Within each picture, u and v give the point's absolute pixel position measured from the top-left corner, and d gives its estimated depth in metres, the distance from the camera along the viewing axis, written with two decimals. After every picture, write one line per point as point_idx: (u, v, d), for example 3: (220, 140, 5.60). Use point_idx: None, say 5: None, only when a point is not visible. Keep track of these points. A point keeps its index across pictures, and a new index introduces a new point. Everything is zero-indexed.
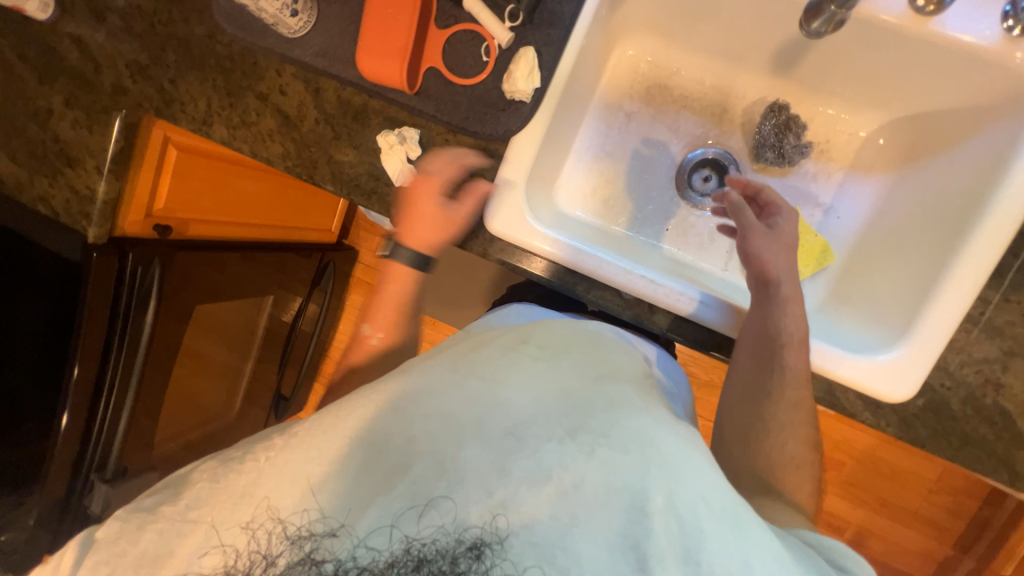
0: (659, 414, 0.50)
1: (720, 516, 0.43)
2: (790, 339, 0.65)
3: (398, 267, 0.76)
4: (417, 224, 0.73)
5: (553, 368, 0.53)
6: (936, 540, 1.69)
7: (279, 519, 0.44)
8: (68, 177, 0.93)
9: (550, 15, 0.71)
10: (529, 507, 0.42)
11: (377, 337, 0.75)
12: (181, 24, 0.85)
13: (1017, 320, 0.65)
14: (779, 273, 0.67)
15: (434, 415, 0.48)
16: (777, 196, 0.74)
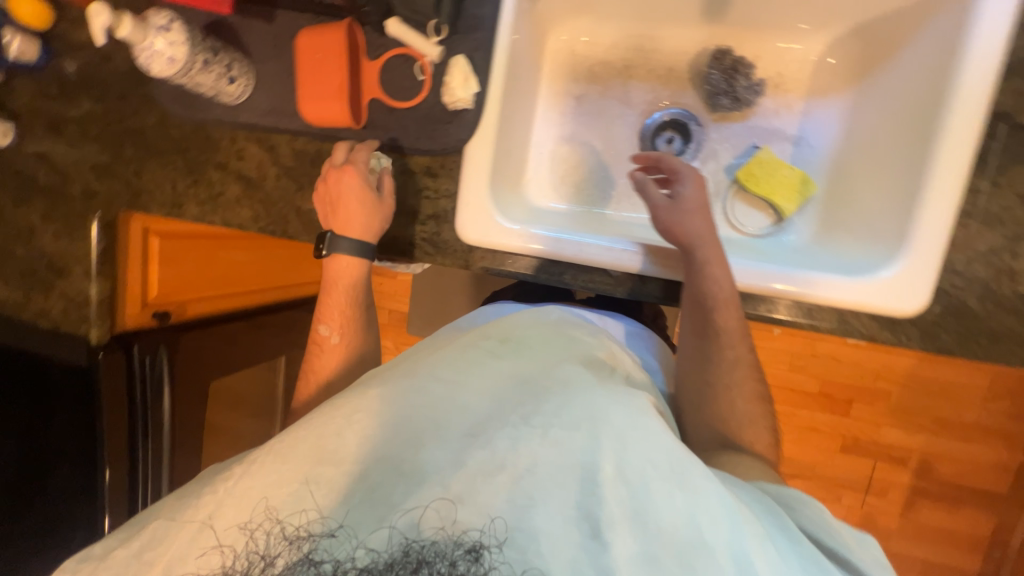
0: (612, 388, 0.51)
1: (665, 474, 0.43)
2: (717, 301, 0.67)
3: (347, 256, 0.74)
4: (343, 210, 0.72)
5: (508, 363, 0.55)
6: (1005, 448, 1.62)
7: (273, 516, 0.43)
8: (61, 288, 0.95)
9: (473, 21, 0.72)
10: (487, 496, 0.42)
11: (335, 335, 0.77)
12: (132, 117, 0.88)
13: (1017, 202, 0.62)
14: (693, 239, 0.68)
15: (396, 422, 0.48)
16: (676, 163, 0.73)
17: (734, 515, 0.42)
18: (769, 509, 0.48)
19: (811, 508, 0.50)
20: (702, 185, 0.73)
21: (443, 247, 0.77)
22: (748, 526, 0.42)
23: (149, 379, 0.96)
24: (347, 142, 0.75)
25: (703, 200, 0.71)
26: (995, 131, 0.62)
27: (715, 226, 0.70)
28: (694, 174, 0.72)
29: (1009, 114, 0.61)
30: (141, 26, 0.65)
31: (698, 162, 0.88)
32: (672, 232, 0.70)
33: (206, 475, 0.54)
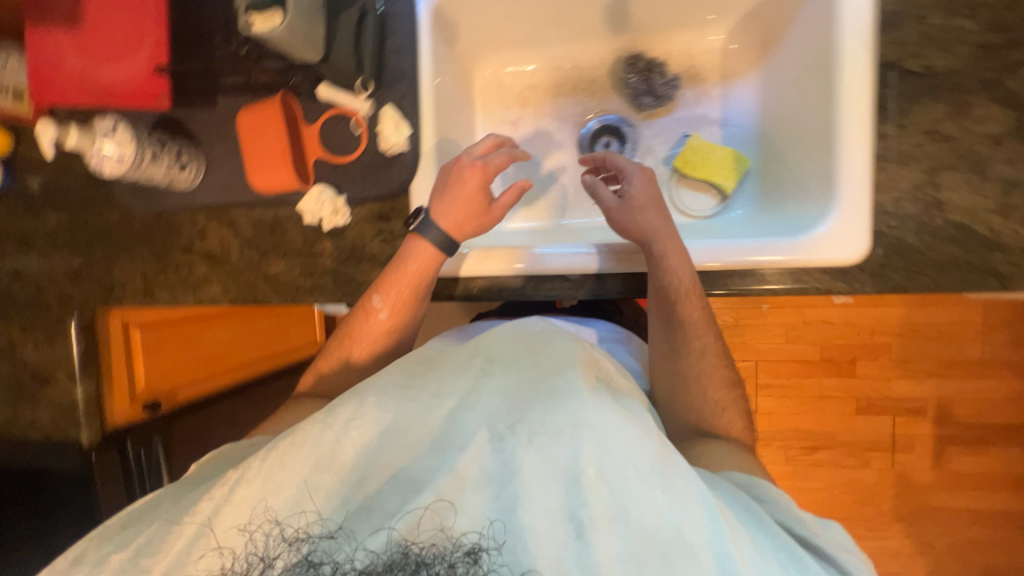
0: (597, 394, 0.49)
1: (646, 475, 0.45)
2: (679, 294, 0.69)
3: (425, 247, 0.72)
4: (450, 205, 0.72)
5: (500, 374, 0.53)
6: (1016, 378, 1.61)
7: (276, 517, 0.46)
8: (49, 395, 0.95)
9: (395, 72, 0.77)
10: (477, 505, 0.44)
11: (385, 313, 0.74)
12: (97, 219, 0.91)
13: (924, 138, 0.65)
14: (649, 234, 0.70)
15: (387, 440, 0.49)
16: (619, 160, 0.76)
17: (712, 513, 0.44)
18: (743, 508, 0.52)
19: (777, 497, 0.55)
20: (649, 179, 0.75)
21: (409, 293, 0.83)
22: (725, 524, 0.44)
23: (147, 467, 1.06)
24: (319, 184, 0.79)
25: (652, 195, 0.73)
26: (886, 80, 0.66)
27: (670, 219, 0.72)
28: (639, 169, 0.75)
29: (895, 63, 0.66)
30: (87, 134, 0.70)
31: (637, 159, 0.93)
32: (630, 231, 0.72)
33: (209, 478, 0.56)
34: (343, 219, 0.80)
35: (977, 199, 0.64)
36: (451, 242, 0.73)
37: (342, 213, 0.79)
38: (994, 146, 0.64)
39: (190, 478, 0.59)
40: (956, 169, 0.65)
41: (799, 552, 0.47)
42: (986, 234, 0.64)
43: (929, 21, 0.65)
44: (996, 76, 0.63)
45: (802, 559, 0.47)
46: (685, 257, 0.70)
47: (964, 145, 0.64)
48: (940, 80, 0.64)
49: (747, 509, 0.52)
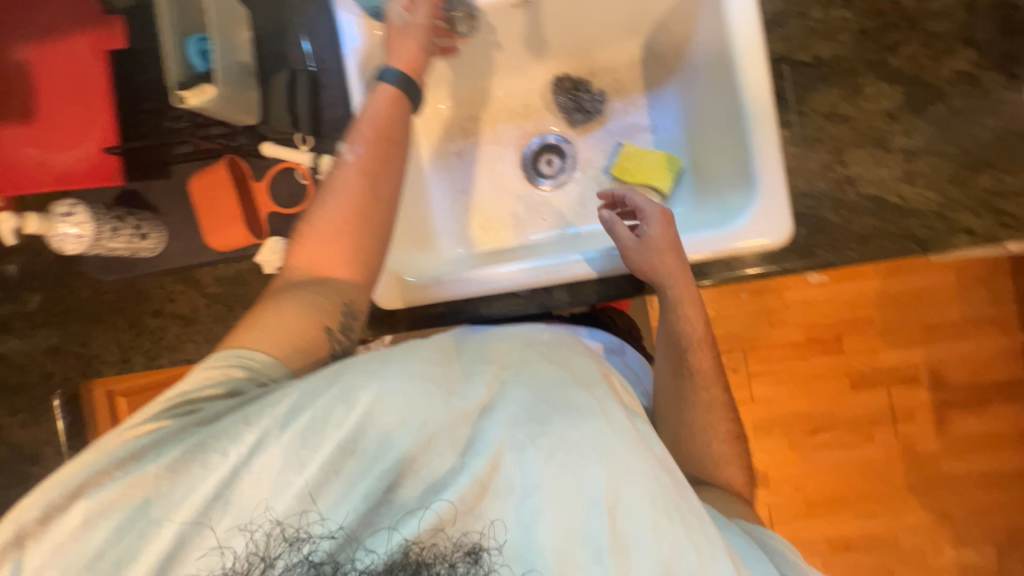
0: (617, 418, 0.51)
1: (660, 510, 0.48)
2: (692, 342, 0.77)
3: (388, 87, 0.74)
4: (403, 53, 0.75)
5: (533, 373, 0.52)
6: (1000, 333, 1.62)
7: (294, 497, 0.46)
8: (36, 474, 0.98)
9: (332, 123, 0.82)
10: (497, 513, 0.47)
11: (354, 156, 0.72)
12: (72, 294, 0.95)
13: (825, 121, 0.69)
14: (664, 278, 0.72)
15: (418, 442, 0.47)
16: (639, 200, 0.76)
17: (713, 546, 0.50)
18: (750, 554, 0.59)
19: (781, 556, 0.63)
20: (668, 221, 0.73)
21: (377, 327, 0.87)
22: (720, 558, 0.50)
23: None
24: (275, 236, 0.83)
25: (673, 237, 0.72)
26: (782, 73, 0.71)
27: (687, 257, 0.72)
28: (658, 211, 0.73)
29: (786, 56, 0.71)
30: (47, 219, 0.76)
31: (577, 172, 0.98)
32: (643, 271, 0.73)
33: (211, 416, 0.52)
34: None
35: (883, 170, 0.68)
36: (410, 79, 0.75)
37: None
38: (889, 121, 0.68)
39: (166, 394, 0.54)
40: (859, 146, 0.69)
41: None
42: (897, 201, 0.68)
43: (810, 15, 0.70)
44: (879, 57, 0.68)
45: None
46: (696, 302, 0.76)
47: (862, 123, 0.69)
48: (828, 67, 0.69)
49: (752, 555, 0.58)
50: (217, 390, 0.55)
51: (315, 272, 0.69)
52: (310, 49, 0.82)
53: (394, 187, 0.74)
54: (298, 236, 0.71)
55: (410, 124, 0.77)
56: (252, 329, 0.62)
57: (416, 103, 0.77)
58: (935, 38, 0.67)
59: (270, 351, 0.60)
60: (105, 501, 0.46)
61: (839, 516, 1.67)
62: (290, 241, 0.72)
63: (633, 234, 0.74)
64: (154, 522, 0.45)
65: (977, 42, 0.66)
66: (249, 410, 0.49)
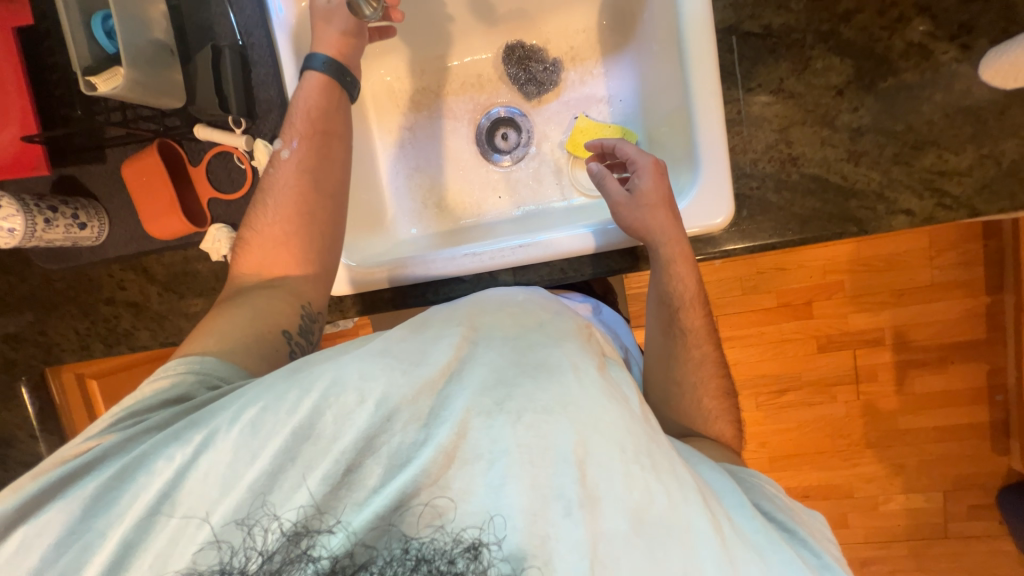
0: (588, 373, 0.44)
1: (631, 458, 0.42)
2: (682, 302, 0.72)
3: (316, 77, 0.72)
4: (329, 32, 0.72)
5: (507, 341, 0.47)
6: (968, 296, 1.61)
7: (248, 489, 0.42)
8: (12, 457, 1.00)
9: (267, 104, 0.79)
10: (464, 484, 0.41)
11: (288, 154, 0.73)
12: (20, 283, 0.92)
13: (773, 98, 0.67)
14: (655, 236, 0.68)
15: (377, 417, 0.42)
16: (630, 150, 0.73)
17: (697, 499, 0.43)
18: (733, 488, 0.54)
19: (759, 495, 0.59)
20: (661, 174, 0.70)
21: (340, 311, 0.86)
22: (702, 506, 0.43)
23: None
24: (219, 223, 0.81)
25: (663, 192, 0.68)
26: (729, 45, 0.68)
27: (676, 214, 0.68)
28: (649, 163, 0.70)
29: (735, 27, 0.68)
30: None
31: (533, 148, 0.95)
32: (635, 230, 0.69)
33: (157, 424, 0.50)
34: None
35: (827, 150, 0.67)
36: (341, 67, 0.73)
37: None
38: (837, 97, 0.66)
39: (112, 409, 0.53)
40: (804, 125, 0.67)
41: (775, 536, 0.50)
42: (841, 181, 0.67)
43: None
44: (832, 27, 0.65)
45: (779, 542, 0.48)
46: (688, 260, 0.70)
47: (810, 100, 0.67)
48: (778, 39, 0.66)
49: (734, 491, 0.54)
50: (164, 397, 0.54)
51: (265, 275, 0.70)
52: (237, 21, 0.77)
53: (333, 183, 0.73)
54: (243, 240, 0.72)
55: (347, 111, 0.75)
56: (199, 336, 0.62)
57: (350, 91, 0.75)
58: (891, 4, 0.64)
59: (216, 354, 0.60)
60: (45, 522, 0.45)
61: (800, 469, 1.76)
62: (236, 245, 0.73)
63: (624, 189, 0.71)
64: (105, 531, 0.44)
65: (932, 10, 0.63)
66: (199, 416, 0.47)
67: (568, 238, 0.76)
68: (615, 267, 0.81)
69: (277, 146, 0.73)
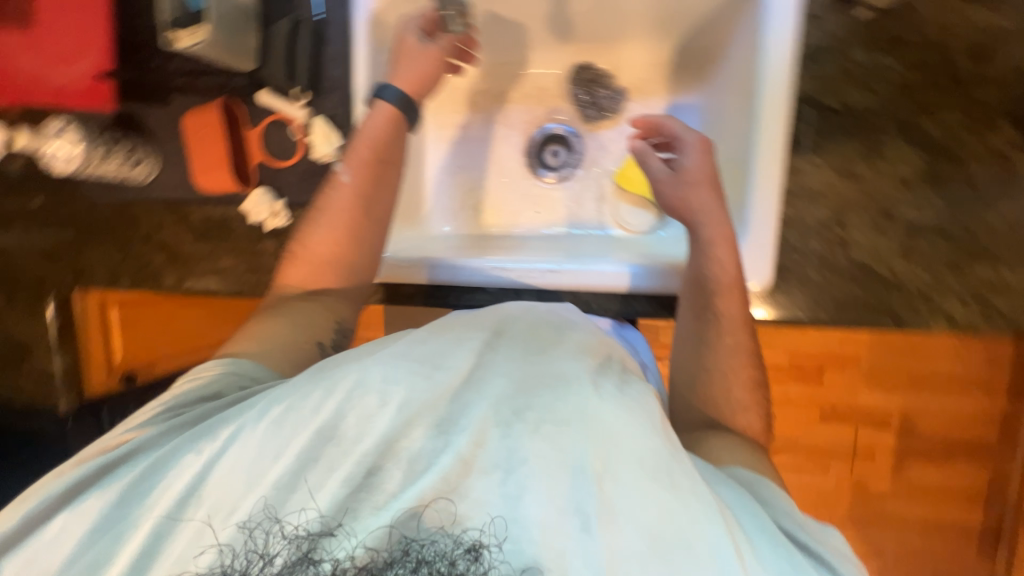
0: (607, 388, 0.46)
1: (649, 474, 0.42)
2: (720, 284, 0.67)
3: (386, 104, 0.73)
4: (407, 73, 0.74)
5: (528, 357, 0.48)
6: (986, 398, 1.57)
7: (270, 487, 0.43)
8: (31, 365, 1.04)
9: (331, 82, 0.79)
10: (479, 494, 0.41)
11: (347, 176, 0.74)
12: (66, 205, 0.95)
13: (836, 176, 0.66)
14: (697, 215, 0.69)
15: (397, 423, 0.44)
16: (675, 126, 0.72)
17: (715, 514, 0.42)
18: (750, 512, 0.48)
19: (779, 504, 0.52)
20: (707, 150, 0.71)
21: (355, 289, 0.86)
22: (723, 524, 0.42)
23: None
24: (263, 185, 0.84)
25: (709, 169, 0.69)
26: (802, 114, 0.67)
27: (720, 194, 0.69)
28: (696, 140, 0.70)
29: (812, 97, 0.66)
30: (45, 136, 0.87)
31: (581, 170, 0.95)
32: (677, 206, 0.72)
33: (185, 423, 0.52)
34: (284, 219, 0.83)
35: (881, 240, 0.65)
36: (411, 103, 0.75)
37: (281, 215, 0.83)
38: (903, 188, 0.64)
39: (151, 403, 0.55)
40: (863, 210, 0.66)
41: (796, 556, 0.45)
42: (887, 275, 0.66)
43: (851, 57, 0.65)
44: (913, 117, 0.64)
45: (801, 561, 0.45)
46: (731, 242, 0.68)
47: (875, 187, 0.65)
48: (855, 119, 0.65)
49: (756, 517, 0.48)
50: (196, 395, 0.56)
51: (309, 288, 0.72)
52: None
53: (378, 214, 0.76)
54: (291, 254, 0.74)
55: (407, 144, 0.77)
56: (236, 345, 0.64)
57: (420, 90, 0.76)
58: (977, 105, 0.63)
59: (253, 356, 0.62)
60: (81, 510, 0.46)
61: None
62: (284, 259, 0.75)
63: (668, 167, 0.73)
64: (125, 534, 0.44)
65: (1021, 120, 0.62)
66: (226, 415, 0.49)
67: (602, 275, 0.77)
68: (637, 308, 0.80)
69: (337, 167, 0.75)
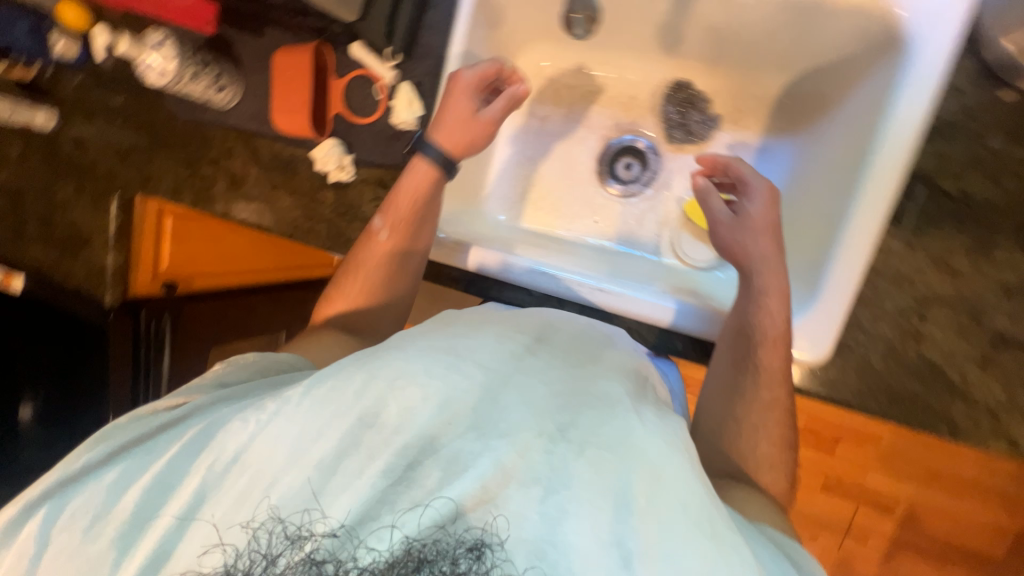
0: (647, 416, 0.48)
1: (692, 522, 0.42)
2: (765, 335, 0.65)
3: (427, 162, 0.75)
4: (448, 125, 0.75)
5: (567, 370, 0.52)
6: (1002, 510, 1.47)
7: (311, 473, 0.44)
8: (88, 254, 1.10)
9: (425, 48, 0.80)
10: (519, 506, 0.42)
11: (384, 234, 0.75)
12: (147, 112, 0.98)
13: (928, 265, 0.64)
14: (754, 261, 0.68)
15: (436, 419, 0.45)
16: (745, 170, 0.73)
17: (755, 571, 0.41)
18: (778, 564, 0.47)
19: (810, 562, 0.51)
20: (773, 200, 0.71)
21: None
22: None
23: (152, 339, 1.12)
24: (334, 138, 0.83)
25: (772, 219, 0.70)
26: (913, 192, 0.65)
27: (780, 246, 0.69)
28: (764, 188, 0.71)
29: (929, 176, 0.64)
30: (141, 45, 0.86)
31: (650, 190, 0.91)
32: (732, 250, 0.71)
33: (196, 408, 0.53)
34: (347, 176, 0.84)
35: (962, 343, 0.63)
36: (449, 160, 0.76)
37: (346, 170, 0.83)
38: (1003, 296, 0.62)
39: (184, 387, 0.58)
40: (948, 306, 0.63)
41: None
42: (958, 382, 0.63)
43: (986, 141, 0.63)
44: None
45: None
46: (783, 296, 0.67)
47: (969, 285, 0.63)
48: (970, 210, 0.63)
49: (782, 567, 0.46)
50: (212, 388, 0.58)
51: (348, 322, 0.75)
52: None
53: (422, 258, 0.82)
54: (324, 298, 0.77)
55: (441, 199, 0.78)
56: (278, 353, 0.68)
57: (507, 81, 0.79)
58: None
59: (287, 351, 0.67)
60: (94, 499, 0.47)
61: None
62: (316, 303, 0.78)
63: (728, 210, 0.73)
64: (140, 531, 0.45)
65: None
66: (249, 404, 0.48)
67: (648, 304, 0.74)
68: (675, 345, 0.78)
69: (374, 222, 0.76)
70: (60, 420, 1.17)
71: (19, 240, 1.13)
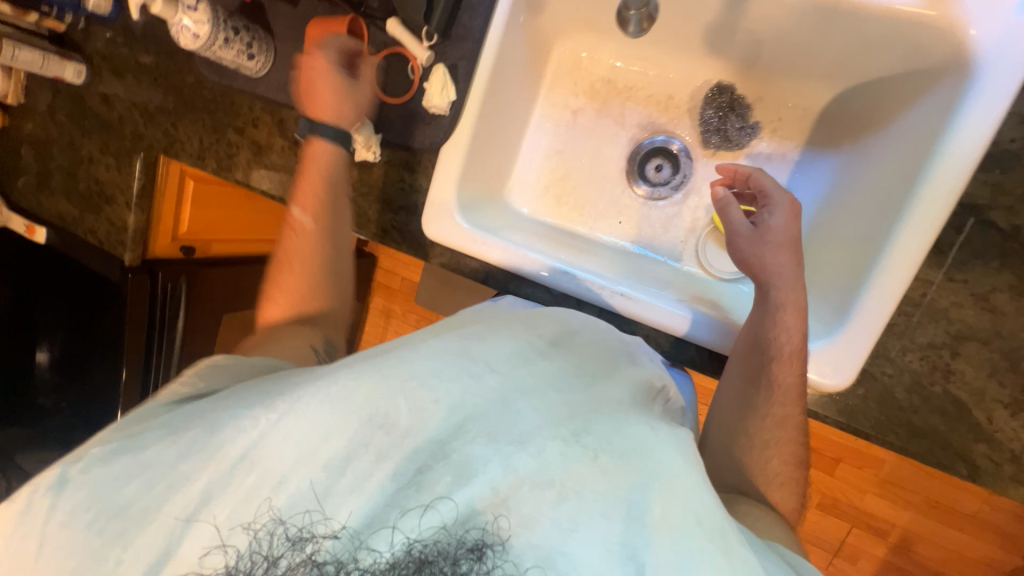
0: (659, 427, 0.49)
1: (707, 533, 0.42)
2: (781, 351, 0.64)
3: (319, 141, 0.79)
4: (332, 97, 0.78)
5: (571, 384, 0.53)
6: (1001, 548, 1.42)
7: (320, 470, 0.44)
8: (107, 213, 1.09)
9: (463, 31, 0.77)
10: (530, 510, 0.41)
11: (306, 219, 0.79)
12: (175, 75, 0.97)
13: (967, 301, 0.62)
14: (772, 274, 0.67)
15: (448, 420, 0.46)
16: (767, 182, 0.72)
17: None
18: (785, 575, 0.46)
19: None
20: (794, 214, 0.70)
21: (412, 238, 0.84)
22: None
23: (169, 302, 1.14)
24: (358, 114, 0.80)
25: (793, 233, 0.69)
26: (962, 224, 0.62)
27: (800, 261, 0.68)
28: (786, 202, 0.70)
29: (980, 208, 0.62)
30: (171, 5, 0.77)
31: (679, 195, 0.88)
32: (750, 262, 0.70)
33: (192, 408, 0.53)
34: (371, 156, 0.82)
35: (992, 383, 0.62)
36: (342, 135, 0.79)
37: (373, 151, 0.81)
38: None
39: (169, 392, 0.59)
40: (983, 345, 0.62)
41: None
42: (983, 421, 0.62)
43: None
44: None
45: None
46: (800, 313, 0.66)
47: (1009, 325, 0.61)
48: (1020, 247, 0.60)
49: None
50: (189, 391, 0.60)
51: (298, 315, 0.79)
52: None
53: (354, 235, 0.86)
54: (266, 297, 0.80)
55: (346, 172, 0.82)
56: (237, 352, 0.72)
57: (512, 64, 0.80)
58: None
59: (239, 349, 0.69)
60: (98, 489, 0.48)
61: None
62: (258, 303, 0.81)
63: (748, 222, 0.72)
64: (142, 525, 0.46)
65: None
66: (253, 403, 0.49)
67: (665, 312, 0.73)
68: (691, 357, 0.77)
69: (292, 211, 0.80)
70: (73, 374, 1.19)
71: (42, 193, 1.13)
